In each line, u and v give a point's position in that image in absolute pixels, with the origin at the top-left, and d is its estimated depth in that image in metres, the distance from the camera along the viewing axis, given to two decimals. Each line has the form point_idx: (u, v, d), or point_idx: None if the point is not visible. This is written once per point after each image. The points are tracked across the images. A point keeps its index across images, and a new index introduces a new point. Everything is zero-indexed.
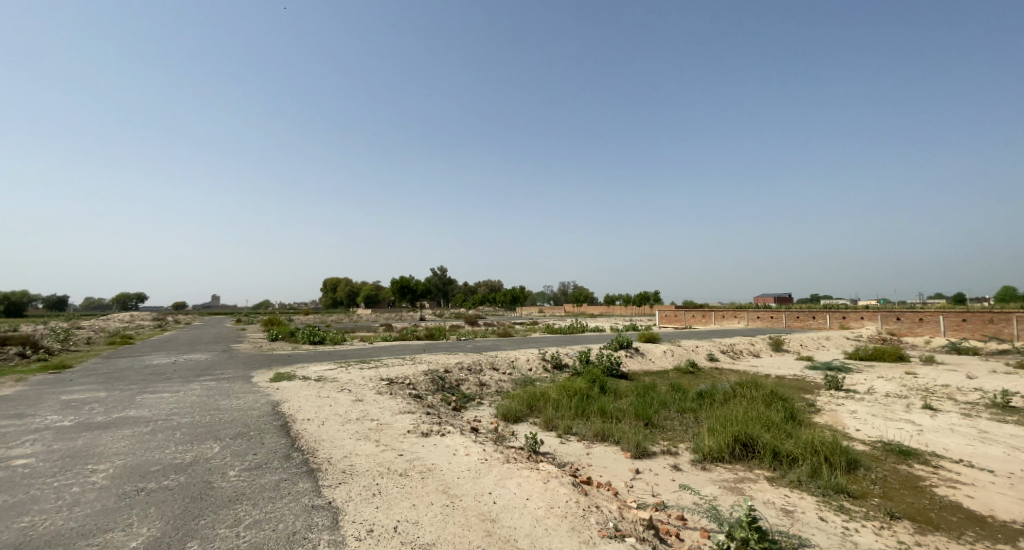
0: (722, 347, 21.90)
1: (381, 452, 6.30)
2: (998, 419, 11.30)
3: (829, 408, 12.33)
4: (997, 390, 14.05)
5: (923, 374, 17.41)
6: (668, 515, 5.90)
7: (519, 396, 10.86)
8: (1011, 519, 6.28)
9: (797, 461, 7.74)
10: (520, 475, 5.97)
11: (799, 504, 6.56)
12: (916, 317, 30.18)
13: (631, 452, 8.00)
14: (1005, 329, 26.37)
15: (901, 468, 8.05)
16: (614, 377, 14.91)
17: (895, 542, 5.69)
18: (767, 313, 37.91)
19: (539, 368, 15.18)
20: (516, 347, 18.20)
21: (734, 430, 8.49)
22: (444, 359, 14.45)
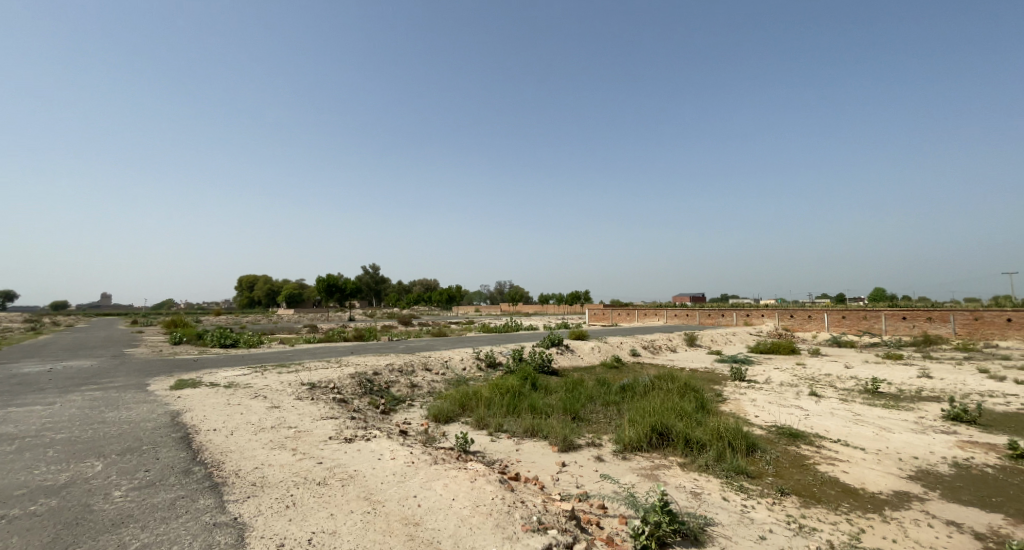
0: (644, 343, 23.10)
1: (297, 461, 5.95)
2: (870, 403, 12.93)
3: (734, 397, 13.46)
4: (869, 378, 16.09)
5: (812, 364, 19.52)
6: (590, 504, 6.14)
7: (451, 396, 10.75)
8: (876, 491, 7.21)
9: (705, 447, 8.37)
10: (447, 476, 5.91)
11: (706, 486, 7.09)
12: (805, 314, 33.81)
13: (558, 446, 8.22)
14: (877, 325, 30.39)
15: (791, 449, 8.97)
16: (545, 374, 15.22)
17: (785, 515, 6.33)
18: (684, 311, 40.59)
19: (473, 367, 15.16)
20: (447, 347, 18.00)
21: (651, 421, 9.01)
22: (373, 360, 13.98)
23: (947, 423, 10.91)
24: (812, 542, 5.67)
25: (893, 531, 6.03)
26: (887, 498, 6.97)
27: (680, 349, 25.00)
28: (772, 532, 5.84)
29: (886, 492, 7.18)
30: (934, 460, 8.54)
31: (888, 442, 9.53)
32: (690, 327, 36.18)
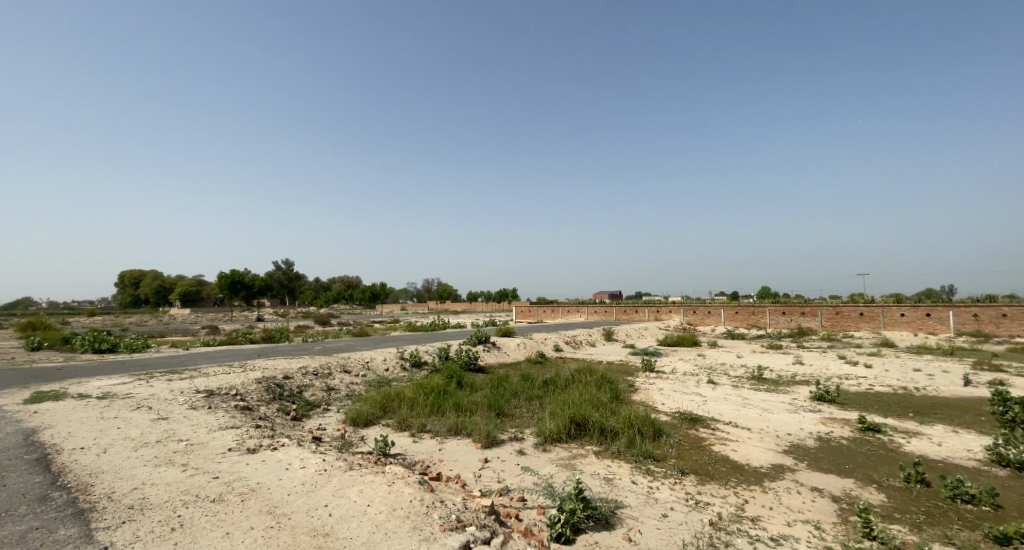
0: (566, 339, 23.83)
1: (188, 478, 5.40)
2: (757, 388, 14.45)
3: (644, 387, 14.37)
4: (756, 366, 17.98)
5: (712, 355, 21.38)
6: (510, 498, 6.24)
7: (372, 398, 10.33)
8: (758, 465, 8.09)
9: (618, 434, 8.85)
10: (362, 482, 5.70)
11: (617, 472, 7.51)
12: (705, 310, 36.88)
13: (481, 442, 8.25)
14: (762, 319, 34.01)
15: (691, 432, 9.78)
16: (471, 372, 15.17)
17: (684, 492, 6.89)
18: (602, 308, 42.51)
19: (396, 368, 14.72)
20: (369, 347, 17.32)
21: (570, 412, 9.34)
22: (285, 363, 13.08)
23: (815, 403, 12.54)
24: (707, 515, 6.21)
25: (771, 500, 6.80)
26: (767, 471, 7.85)
27: (598, 343, 26.13)
28: (673, 509, 6.33)
29: (766, 465, 8.08)
30: (804, 436, 9.75)
31: (769, 421, 10.72)
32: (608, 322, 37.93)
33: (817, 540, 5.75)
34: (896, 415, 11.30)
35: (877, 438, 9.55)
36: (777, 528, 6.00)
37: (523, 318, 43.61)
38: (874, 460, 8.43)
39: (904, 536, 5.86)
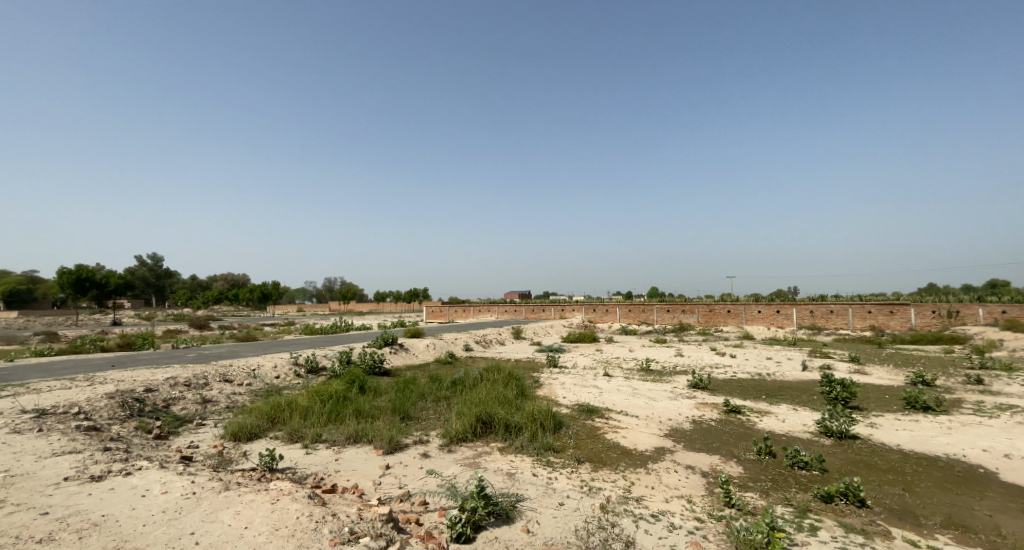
0: (476, 338, 23.87)
1: (6, 518, 4.51)
2: (646, 378, 15.69)
3: (547, 382, 14.88)
4: (645, 358, 19.54)
5: (608, 350, 22.81)
6: (411, 503, 6.09)
7: (258, 408, 9.43)
8: (644, 448, 8.80)
9: (521, 429, 9.08)
10: (240, 502, 5.19)
11: (520, 466, 7.67)
12: (603, 308, 39.23)
13: (383, 448, 7.93)
14: (651, 316, 37.07)
15: (588, 422, 10.34)
16: (374, 375, 14.54)
17: (580, 480, 7.26)
18: (509, 307, 43.20)
19: (288, 375, 13.61)
20: (257, 353, 15.82)
21: (476, 411, 9.36)
22: (147, 374, 11.43)
23: (692, 390, 13.97)
24: (598, 500, 6.60)
25: (653, 480, 7.42)
26: (651, 453, 8.57)
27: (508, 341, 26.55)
28: (569, 497, 6.63)
29: (650, 448, 8.82)
30: (683, 420, 10.80)
31: (655, 409, 11.70)
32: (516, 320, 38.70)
33: (690, 512, 6.39)
34: (754, 397, 13.00)
35: (739, 419, 10.88)
36: (658, 505, 6.56)
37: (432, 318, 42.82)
38: (737, 437, 9.60)
39: (755, 501, 6.74)
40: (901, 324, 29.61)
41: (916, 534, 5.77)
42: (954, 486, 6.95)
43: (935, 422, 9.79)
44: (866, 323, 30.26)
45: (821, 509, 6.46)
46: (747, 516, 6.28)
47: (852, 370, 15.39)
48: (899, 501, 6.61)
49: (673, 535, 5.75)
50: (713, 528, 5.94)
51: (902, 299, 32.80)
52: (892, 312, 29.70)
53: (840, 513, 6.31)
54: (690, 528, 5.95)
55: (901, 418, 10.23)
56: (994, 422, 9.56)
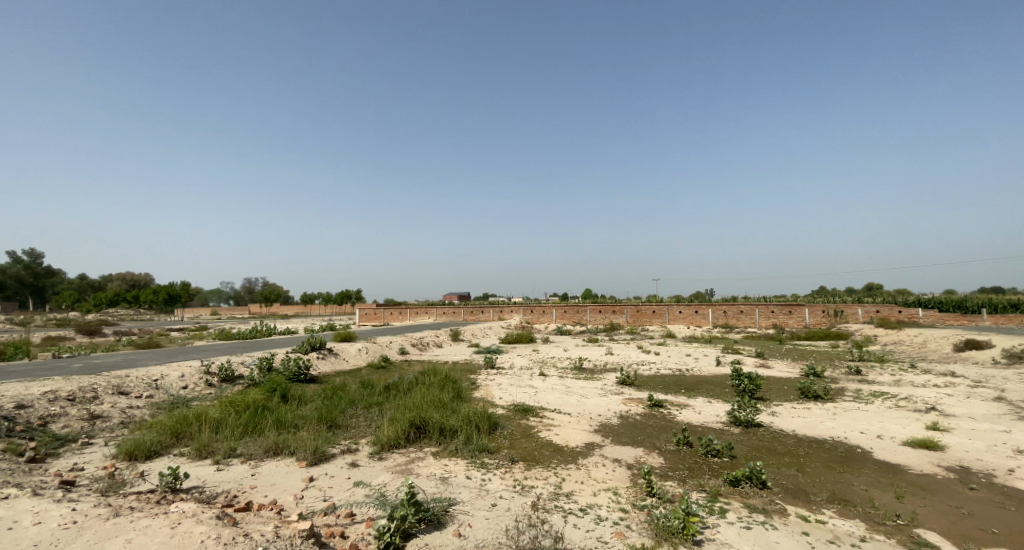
0: (412, 341, 23.30)
1: None
2: (578, 377, 16.16)
3: (484, 384, 14.89)
4: (579, 358, 20.09)
5: (545, 350, 23.22)
6: (336, 516, 5.85)
7: (161, 423, 8.61)
8: (575, 444, 9.08)
9: (456, 432, 9.01)
10: (132, 529, 4.73)
11: (454, 469, 7.61)
12: (540, 308, 39.82)
13: (306, 460, 7.53)
14: (585, 316, 38.19)
15: (523, 422, 10.48)
16: (299, 383, 13.77)
17: (513, 480, 7.34)
18: (449, 308, 42.52)
19: (198, 385, 12.55)
20: (162, 361, 14.41)
21: (409, 416, 9.14)
22: (20, 389, 10.04)
23: (620, 386, 14.58)
24: (530, 498, 6.70)
25: (582, 475, 7.66)
26: (581, 449, 8.85)
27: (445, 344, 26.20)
28: (502, 497, 6.69)
29: (581, 444, 9.10)
30: (611, 416, 11.24)
31: (586, 406, 12.08)
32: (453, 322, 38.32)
33: (615, 503, 6.68)
34: (675, 392, 13.83)
35: (662, 412, 11.52)
36: (586, 499, 6.78)
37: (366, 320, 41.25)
38: (660, 430, 10.15)
39: (673, 489, 7.17)
40: (797, 323, 32.88)
41: (807, 510, 6.42)
42: (838, 465, 7.82)
43: (825, 409, 10.95)
44: (769, 322, 33.26)
45: (729, 492, 7.00)
46: (666, 504, 6.67)
47: (758, 364, 16.84)
48: (794, 481, 7.33)
49: (599, 527, 5.97)
50: (636, 518, 6.24)
51: (800, 300, 36.50)
52: (791, 311, 32.90)
53: (744, 495, 6.89)
54: (615, 519, 6.20)
55: (797, 407, 11.34)
56: (869, 407, 10.89)
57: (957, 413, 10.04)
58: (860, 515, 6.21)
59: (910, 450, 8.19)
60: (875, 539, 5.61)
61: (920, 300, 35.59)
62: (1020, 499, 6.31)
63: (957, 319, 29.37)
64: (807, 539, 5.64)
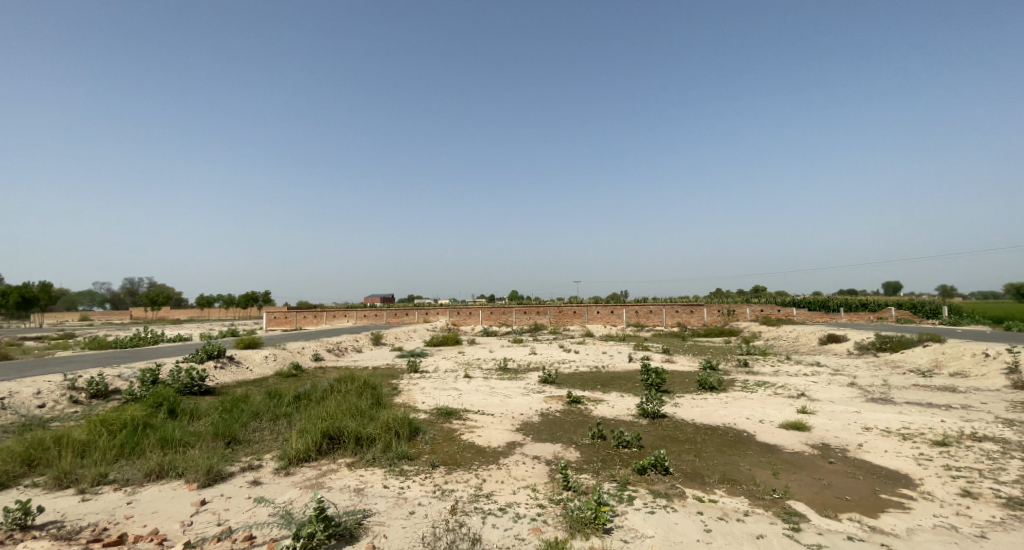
0: (327, 347, 22.10)
1: None
2: (503, 377, 16.29)
3: (406, 388, 14.53)
4: (503, 358, 20.28)
5: (469, 352, 23.15)
6: (233, 540, 5.39)
7: (8, 449, 7.38)
8: (497, 445, 9.14)
9: (374, 440, 8.67)
10: None
11: (370, 479, 7.32)
12: (466, 310, 39.52)
13: (197, 482, 6.84)
14: (510, 317, 38.66)
15: (445, 425, 10.37)
16: (191, 396, 12.49)
17: (432, 485, 7.22)
18: (370, 310, 40.87)
19: (60, 403, 10.91)
20: (15, 376, 12.36)
21: (322, 426, 8.63)
22: None
23: (542, 385, 14.93)
24: (449, 503, 6.63)
25: (503, 474, 7.73)
26: (502, 449, 8.93)
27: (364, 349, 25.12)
28: (421, 505, 6.54)
29: (502, 444, 9.18)
30: (532, 414, 11.46)
31: (509, 406, 12.21)
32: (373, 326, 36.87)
33: (533, 500, 6.82)
34: (592, 388, 14.45)
35: (579, 408, 11.96)
36: (505, 498, 6.85)
37: (276, 326, 38.32)
38: (577, 425, 10.53)
39: (588, 481, 7.47)
40: (698, 321, 35.90)
41: (702, 491, 7.00)
42: (730, 448, 8.61)
43: (719, 398, 12.02)
44: (674, 320, 35.91)
45: (637, 480, 7.44)
46: (580, 496, 6.92)
47: (665, 360, 18.09)
48: (693, 465, 7.95)
49: (517, 524, 6.06)
50: (552, 512, 6.41)
51: (701, 300, 39.89)
52: (692, 310, 35.80)
53: (650, 482, 7.35)
54: (532, 515, 6.33)
55: (696, 397, 12.34)
56: (755, 395, 12.15)
57: (821, 397, 11.52)
58: (745, 492, 6.88)
59: (786, 432, 9.24)
60: (755, 513, 6.25)
61: (797, 300, 40.47)
62: (867, 468, 7.37)
63: (823, 316, 33.73)
64: (701, 518, 6.14)
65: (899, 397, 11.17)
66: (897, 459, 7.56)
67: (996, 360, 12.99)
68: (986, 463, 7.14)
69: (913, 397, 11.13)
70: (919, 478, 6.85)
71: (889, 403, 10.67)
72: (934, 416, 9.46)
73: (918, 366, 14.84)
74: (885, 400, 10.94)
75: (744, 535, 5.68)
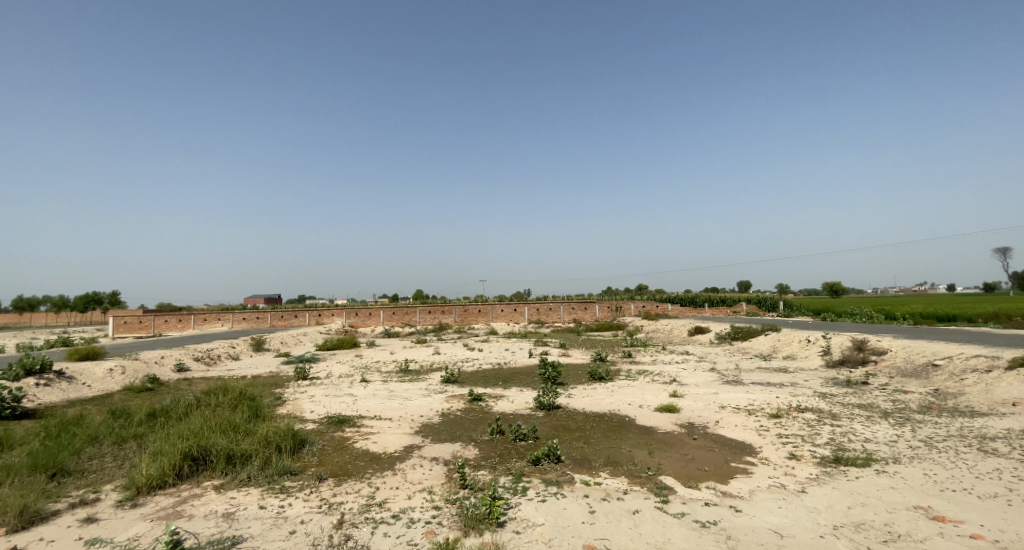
0: (194, 355, 19.62)
1: None
2: (402, 380, 15.83)
3: (292, 398, 13.45)
4: (403, 360, 19.72)
5: (366, 354, 22.11)
6: None
7: None
8: (393, 450, 8.87)
9: (250, 457, 7.91)
10: None
11: (242, 502, 6.66)
12: (366, 312, 37.49)
13: (5, 527, 5.67)
14: (414, 317, 37.62)
15: (336, 434, 9.80)
16: (4, 422, 10.34)
17: (317, 500, 6.78)
18: (252, 313, 37.03)
19: None
20: None
21: (183, 446, 7.65)
22: None
23: (443, 385, 14.77)
24: (335, 517, 6.28)
25: (398, 480, 7.53)
26: (399, 454, 8.69)
27: (241, 356, 22.72)
28: (303, 522, 6.12)
29: (399, 449, 8.93)
30: (431, 415, 11.30)
31: (407, 408, 11.91)
32: (253, 330, 33.49)
33: (429, 503, 6.73)
34: (492, 385, 14.65)
35: (479, 406, 12.04)
36: (399, 505, 6.68)
37: (127, 333, 32.92)
38: (476, 423, 10.60)
39: (484, 477, 7.56)
40: (592, 316, 38.23)
41: (588, 475, 7.46)
42: (614, 433, 9.28)
43: (606, 387, 12.89)
44: (571, 317, 37.96)
45: (531, 471, 7.70)
46: (475, 493, 6.96)
47: (561, 354, 18.94)
48: (582, 452, 8.44)
49: (410, 530, 5.94)
50: (448, 513, 6.39)
51: (594, 297, 42.35)
52: (586, 306, 38.06)
53: (543, 472, 7.66)
54: (427, 519, 6.25)
55: (588, 388, 13.12)
56: (637, 383, 13.24)
57: (689, 382, 12.92)
58: (625, 472, 7.48)
59: (660, 414, 10.21)
60: (632, 490, 6.82)
61: (675, 295, 44.87)
62: (722, 441, 8.43)
63: (692, 311, 37.76)
64: (587, 501, 6.54)
65: (750, 378, 12.91)
66: (745, 432, 8.75)
67: (816, 344, 15.68)
68: (807, 429, 8.56)
69: (758, 378, 12.96)
70: (760, 447, 8.00)
71: (739, 384, 12.33)
72: (772, 393, 11.12)
73: (762, 351, 17.34)
74: (737, 382, 12.60)
75: (622, 512, 6.16)
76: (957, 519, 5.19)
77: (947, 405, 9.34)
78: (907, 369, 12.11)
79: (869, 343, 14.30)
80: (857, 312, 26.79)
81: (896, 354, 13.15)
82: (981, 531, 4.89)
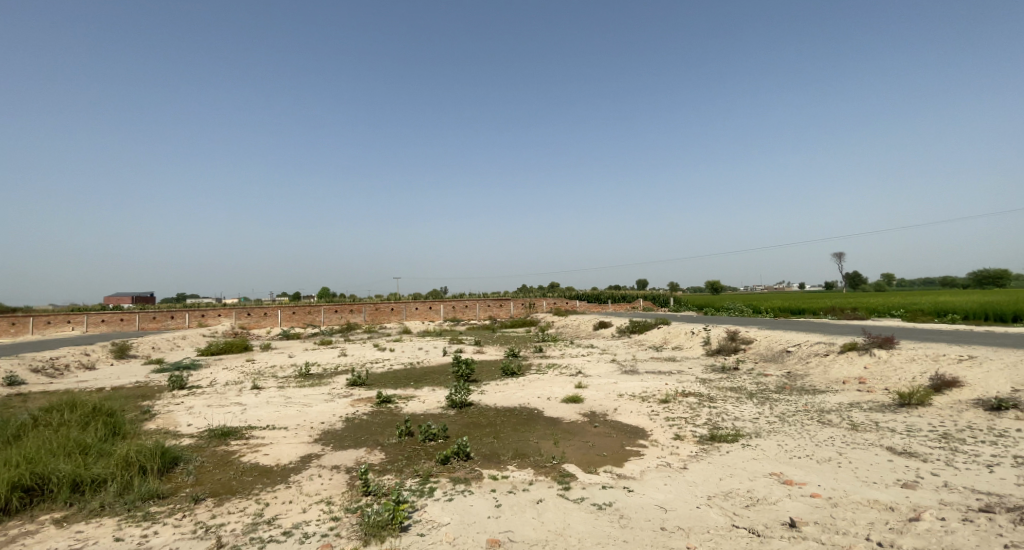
0: (31, 366, 16.55)
1: None
2: (302, 384, 14.79)
3: (165, 411, 11.93)
4: (303, 363, 18.41)
5: (260, 359, 20.30)
6: None
7: None
8: (287, 461, 8.25)
9: (105, 483, 6.90)
10: None
11: (92, 535, 5.78)
12: (261, 312, 34.28)
13: None
14: (317, 317, 35.40)
15: (218, 449, 8.88)
16: None
17: (191, 525, 6.10)
18: (115, 314, 32.23)
19: None
20: None
21: (12, 476, 6.45)
22: None
23: (349, 388, 14.05)
24: (213, 541, 5.69)
25: (291, 493, 7.02)
26: (294, 465, 8.11)
27: (97, 365, 19.60)
28: None
29: (294, 459, 8.33)
30: (334, 421, 10.68)
31: (306, 415, 11.14)
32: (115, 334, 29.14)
33: (326, 514, 6.36)
34: (402, 385, 14.24)
35: (388, 408, 11.64)
36: (292, 519, 6.24)
37: None
38: (382, 426, 10.22)
39: (388, 482, 7.32)
40: (505, 313, 38.73)
41: (496, 470, 7.54)
42: (522, 426, 9.49)
43: (516, 382, 13.12)
44: (485, 314, 38.20)
45: (440, 471, 7.61)
46: (377, 499, 6.70)
47: (472, 352, 18.95)
48: (491, 447, 8.51)
49: (304, 545, 5.57)
50: (347, 523, 6.09)
51: (507, 295, 42.93)
52: (500, 304, 38.50)
53: (451, 470, 7.60)
54: (323, 531, 5.91)
55: (499, 383, 13.27)
56: (544, 376, 13.66)
57: (592, 373, 13.60)
58: (532, 464, 7.67)
59: (565, 405, 10.63)
60: (537, 481, 7.02)
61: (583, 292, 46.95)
62: (619, 427, 8.99)
63: (598, 307, 39.81)
64: (493, 495, 6.60)
65: (646, 368, 13.91)
66: (639, 417, 9.41)
67: (699, 335, 17.34)
68: (690, 412, 9.43)
69: (652, 367, 14.03)
70: (651, 430, 8.66)
71: (635, 374, 13.23)
72: (663, 381, 12.10)
73: (656, 343, 18.78)
74: (634, 372, 13.51)
75: (526, 503, 6.32)
76: (801, 481, 6.04)
77: (797, 385, 10.85)
78: (768, 355, 13.87)
79: (741, 334, 16.14)
80: (733, 307, 30.00)
81: (761, 342, 14.99)
82: (819, 491, 5.74)
